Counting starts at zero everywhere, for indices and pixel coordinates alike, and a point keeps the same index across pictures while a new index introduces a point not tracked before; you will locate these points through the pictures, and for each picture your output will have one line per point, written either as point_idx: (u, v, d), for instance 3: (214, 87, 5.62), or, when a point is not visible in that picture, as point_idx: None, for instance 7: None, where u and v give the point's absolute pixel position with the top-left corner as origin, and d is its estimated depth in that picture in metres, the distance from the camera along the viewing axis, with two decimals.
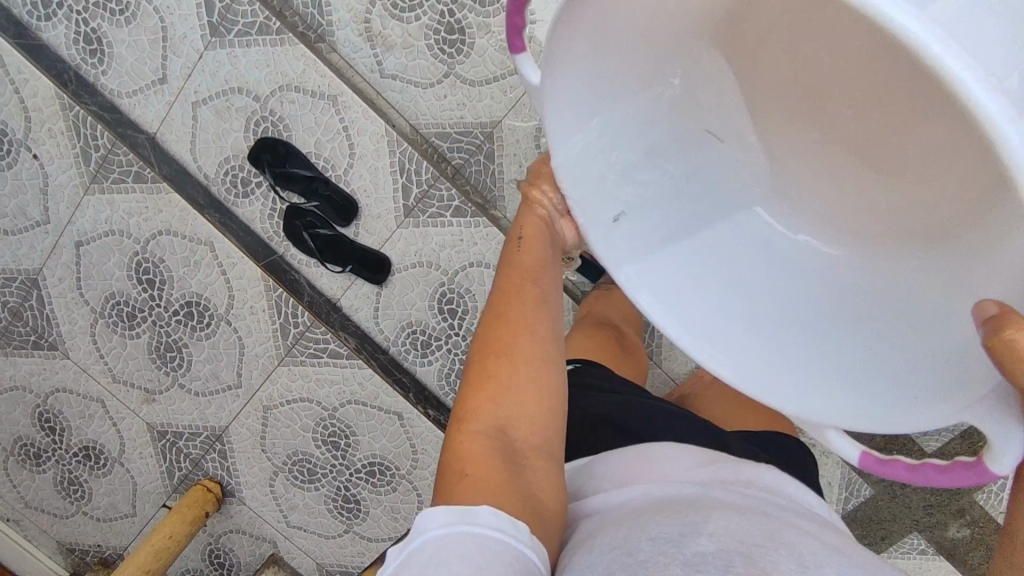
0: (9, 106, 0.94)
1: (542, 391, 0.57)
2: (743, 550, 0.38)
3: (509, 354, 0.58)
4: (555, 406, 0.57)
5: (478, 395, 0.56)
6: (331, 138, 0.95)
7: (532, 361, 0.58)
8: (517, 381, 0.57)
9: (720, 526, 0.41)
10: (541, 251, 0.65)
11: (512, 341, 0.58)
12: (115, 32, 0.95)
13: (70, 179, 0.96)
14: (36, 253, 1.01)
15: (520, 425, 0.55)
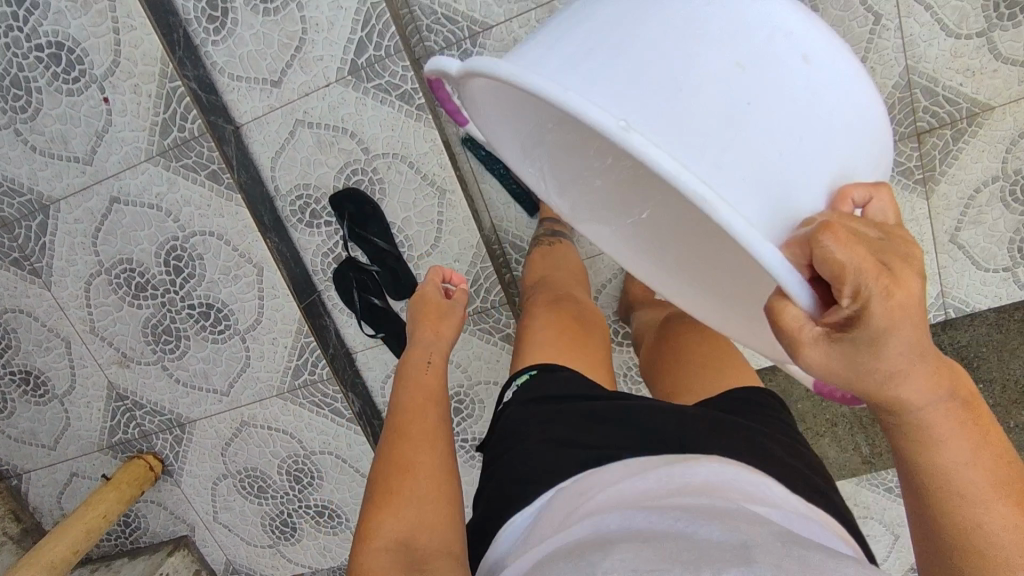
0: (98, 38, 0.83)
1: (435, 484, 0.55)
2: None
3: (409, 469, 0.55)
4: (452, 510, 0.54)
5: (377, 513, 0.53)
6: (422, 222, 0.95)
7: (430, 465, 0.56)
8: (418, 492, 0.54)
9: (617, 564, 0.35)
10: (432, 381, 0.68)
11: (410, 455, 0.57)
12: (247, 15, 0.88)
13: (135, 140, 0.88)
14: (60, 185, 0.92)
15: (421, 530, 0.51)
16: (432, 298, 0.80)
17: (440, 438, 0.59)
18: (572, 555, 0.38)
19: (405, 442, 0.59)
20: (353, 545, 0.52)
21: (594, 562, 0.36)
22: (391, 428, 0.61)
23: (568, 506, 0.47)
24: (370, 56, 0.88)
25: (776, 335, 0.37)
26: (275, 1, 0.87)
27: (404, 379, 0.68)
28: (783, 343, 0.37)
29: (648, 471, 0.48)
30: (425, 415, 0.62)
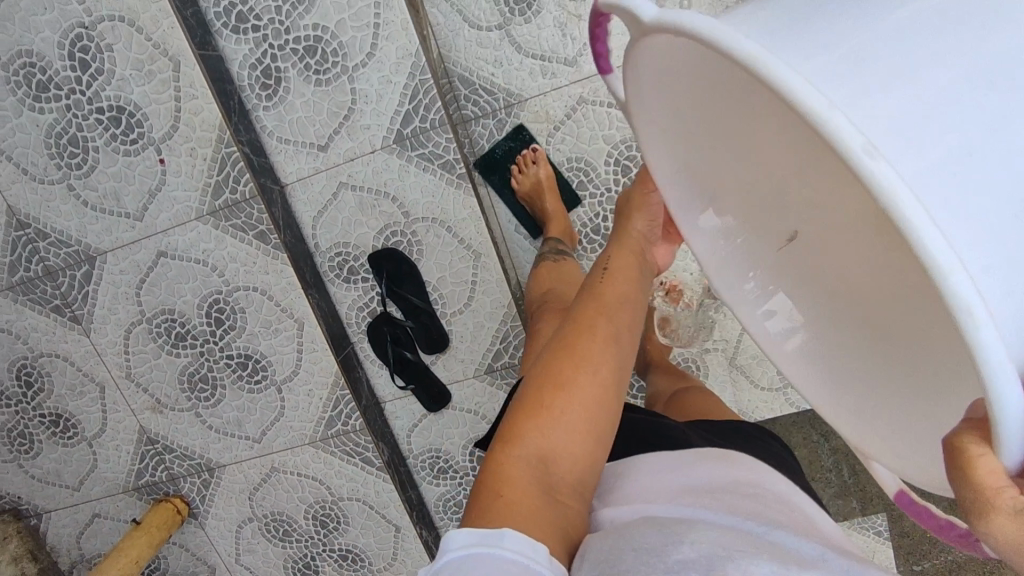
0: (159, 103, 0.87)
1: (593, 420, 0.57)
2: (720, 553, 0.40)
3: (565, 386, 0.57)
4: (596, 447, 0.56)
5: (531, 416, 0.56)
6: (456, 281, 1.00)
7: (588, 398, 0.57)
8: (570, 414, 0.56)
9: (702, 535, 0.42)
10: (623, 289, 0.67)
11: (573, 372, 0.58)
12: (299, 84, 0.93)
13: (187, 199, 0.92)
14: (108, 238, 0.95)
15: (560, 455, 0.55)
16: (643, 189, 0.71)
17: (607, 363, 0.59)
18: (653, 520, 0.47)
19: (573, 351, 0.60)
20: (498, 439, 0.56)
21: (680, 530, 0.43)
22: (579, 331, 0.62)
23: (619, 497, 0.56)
24: (416, 127, 0.94)
25: (953, 476, 0.30)
26: (328, 73, 0.92)
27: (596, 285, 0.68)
28: (968, 499, 0.29)
29: (713, 468, 0.56)
30: (597, 328, 0.62)
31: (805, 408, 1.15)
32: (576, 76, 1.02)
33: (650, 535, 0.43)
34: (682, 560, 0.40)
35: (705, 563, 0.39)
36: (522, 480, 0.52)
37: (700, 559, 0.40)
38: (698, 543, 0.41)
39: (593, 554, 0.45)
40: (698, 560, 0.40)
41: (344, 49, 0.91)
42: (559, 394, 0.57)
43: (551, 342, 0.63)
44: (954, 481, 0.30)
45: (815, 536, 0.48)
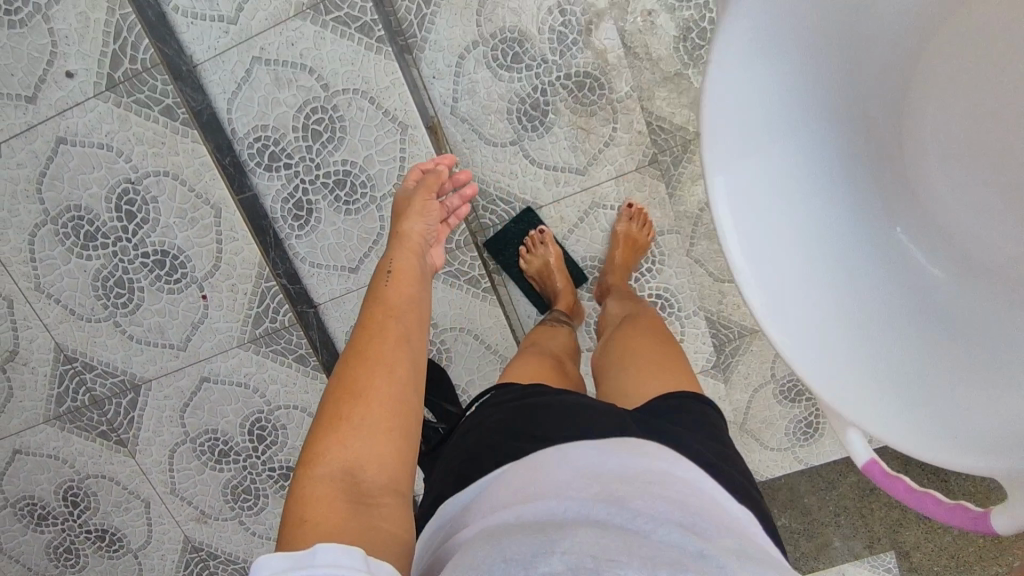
0: (202, 247, 0.92)
1: (395, 418, 0.60)
2: (592, 565, 0.38)
3: (358, 394, 0.60)
4: (402, 441, 0.59)
5: (327, 434, 0.57)
6: (485, 383, 1.06)
7: (390, 399, 0.61)
8: (364, 420, 0.58)
9: (575, 543, 0.40)
10: (409, 300, 0.73)
11: (361, 380, 0.61)
12: (329, 213, 0.96)
13: (228, 329, 0.97)
14: (153, 367, 0.99)
15: (369, 462, 0.56)
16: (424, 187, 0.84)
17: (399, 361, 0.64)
18: (527, 524, 0.45)
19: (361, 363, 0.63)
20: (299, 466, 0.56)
21: (555, 537, 0.41)
22: (359, 348, 0.65)
23: (498, 490, 0.54)
24: (442, 247, 0.99)
25: None
26: (358, 203, 0.96)
27: (376, 292, 0.73)
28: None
29: (596, 453, 0.54)
30: (386, 333, 0.67)
31: (816, 466, 1.21)
32: (586, 182, 1.08)
33: (521, 543, 0.41)
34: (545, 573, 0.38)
35: None
36: (330, 497, 0.52)
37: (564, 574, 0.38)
38: (567, 554, 0.39)
39: (462, 561, 0.43)
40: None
41: (373, 181, 0.95)
42: (356, 405, 0.59)
43: (340, 361, 0.65)
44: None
45: (711, 529, 0.47)
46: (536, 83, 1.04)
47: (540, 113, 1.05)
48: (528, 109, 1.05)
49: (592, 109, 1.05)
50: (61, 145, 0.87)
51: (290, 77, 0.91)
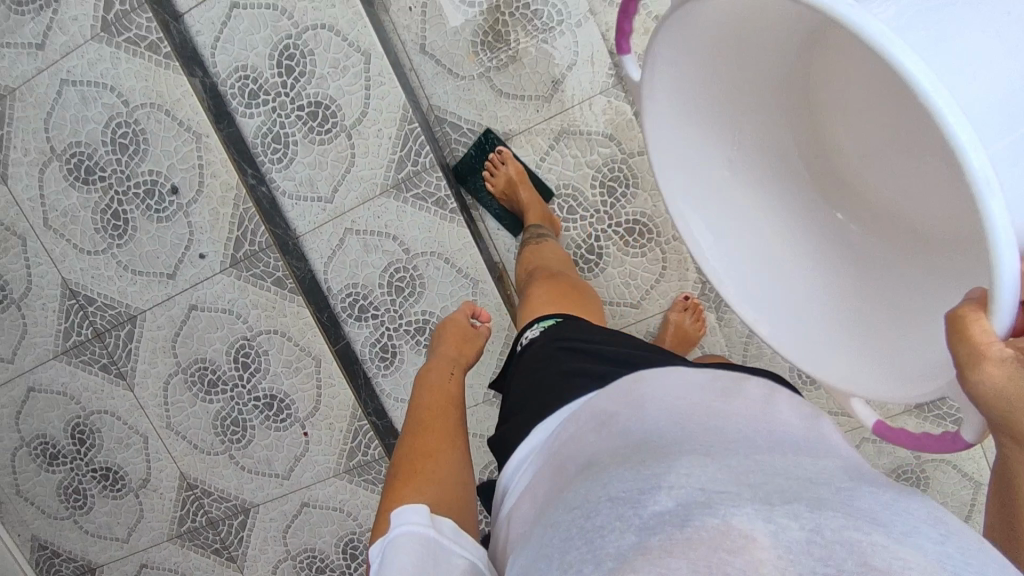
0: (305, 391, 1.07)
1: (459, 477, 0.67)
2: (702, 501, 0.38)
3: (432, 455, 0.69)
4: (466, 496, 0.65)
5: (402, 484, 0.64)
6: None
7: (451, 463, 0.69)
8: (437, 473, 0.66)
9: (682, 477, 0.40)
10: (455, 391, 0.83)
11: (433, 446, 0.71)
12: (412, 355, 1.07)
13: (325, 460, 1.10)
14: (261, 492, 1.13)
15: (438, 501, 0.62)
16: (457, 327, 0.95)
17: (461, 436, 0.74)
18: (626, 458, 0.46)
19: (424, 436, 0.73)
20: (377, 519, 0.62)
21: (657, 474, 0.41)
22: (420, 433, 0.73)
23: (578, 423, 0.56)
24: None
25: (953, 341, 0.42)
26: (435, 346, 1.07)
27: (426, 384, 0.83)
28: (963, 354, 0.41)
29: (670, 375, 0.56)
30: (449, 415, 0.77)
31: None
32: (642, 314, 1.16)
33: (627, 482, 0.41)
34: (658, 514, 0.38)
35: (683, 515, 0.37)
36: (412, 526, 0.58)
37: (676, 510, 0.38)
38: (675, 489, 0.39)
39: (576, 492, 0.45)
40: (673, 511, 0.38)
41: None
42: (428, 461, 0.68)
43: (401, 444, 0.73)
44: (954, 343, 0.42)
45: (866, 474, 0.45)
46: (590, 232, 1.15)
47: (595, 256, 1.16)
48: (583, 254, 1.16)
49: (641, 252, 1.15)
50: (193, 311, 1.05)
51: (377, 244, 1.06)
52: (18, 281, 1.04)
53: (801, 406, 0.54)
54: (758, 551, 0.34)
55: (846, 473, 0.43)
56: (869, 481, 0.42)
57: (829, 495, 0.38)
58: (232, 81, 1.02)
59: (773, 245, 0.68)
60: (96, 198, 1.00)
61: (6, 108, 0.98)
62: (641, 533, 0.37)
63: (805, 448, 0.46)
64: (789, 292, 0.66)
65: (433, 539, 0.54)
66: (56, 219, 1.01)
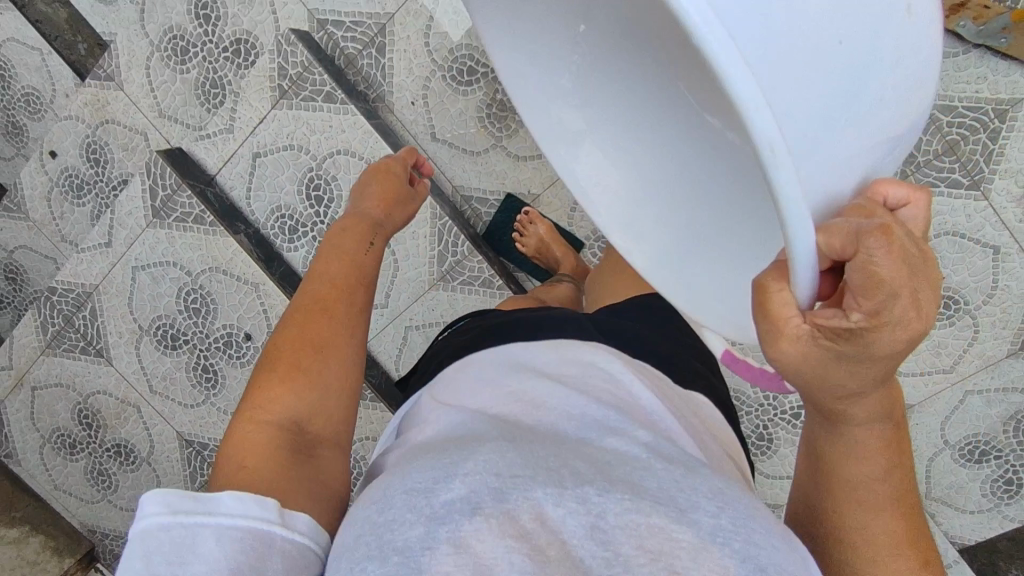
0: None
1: (346, 374, 0.64)
2: (496, 486, 0.39)
3: (320, 346, 0.64)
4: (347, 400, 0.63)
5: (274, 381, 0.61)
6: None
7: (341, 356, 0.65)
8: (322, 375, 0.62)
9: (477, 463, 0.40)
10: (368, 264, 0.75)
11: (322, 331, 0.65)
12: None
13: None
14: None
15: (313, 415, 0.61)
16: (391, 175, 0.84)
17: (359, 322, 0.68)
18: (438, 447, 0.46)
19: (317, 307, 0.67)
20: (238, 409, 0.60)
21: (456, 461, 0.41)
22: (308, 302, 0.67)
23: (429, 401, 0.58)
24: None
25: (755, 312, 0.35)
26: None
27: (332, 239, 0.75)
28: (765, 330, 0.35)
29: (511, 359, 0.58)
30: (351, 291, 0.70)
31: None
32: None
33: (423, 473, 0.41)
34: (449, 501, 0.38)
35: (474, 499, 0.38)
36: (272, 443, 0.57)
37: (467, 496, 0.38)
38: (470, 476, 0.40)
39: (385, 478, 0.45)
40: (463, 499, 0.38)
41: None
42: (312, 356, 0.63)
43: (287, 312, 0.67)
44: (756, 315, 0.35)
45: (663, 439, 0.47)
46: None
47: None
48: None
49: None
50: None
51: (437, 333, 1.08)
52: (142, 442, 1.18)
53: (615, 370, 0.55)
54: (546, 535, 0.37)
55: (646, 447, 0.45)
56: (672, 459, 0.43)
57: (620, 474, 0.41)
58: (272, 222, 1.08)
59: (716, 174, 0.43)
60: (185, 358, 1.10)
61: (95, 302, 1.11)
62: (431, 522, 0.38)
63: (611, 420, 0.48)
64: (707, 244, 0.43)
65: (272, 538, 0.44)
66: (158, 383, 1.13)
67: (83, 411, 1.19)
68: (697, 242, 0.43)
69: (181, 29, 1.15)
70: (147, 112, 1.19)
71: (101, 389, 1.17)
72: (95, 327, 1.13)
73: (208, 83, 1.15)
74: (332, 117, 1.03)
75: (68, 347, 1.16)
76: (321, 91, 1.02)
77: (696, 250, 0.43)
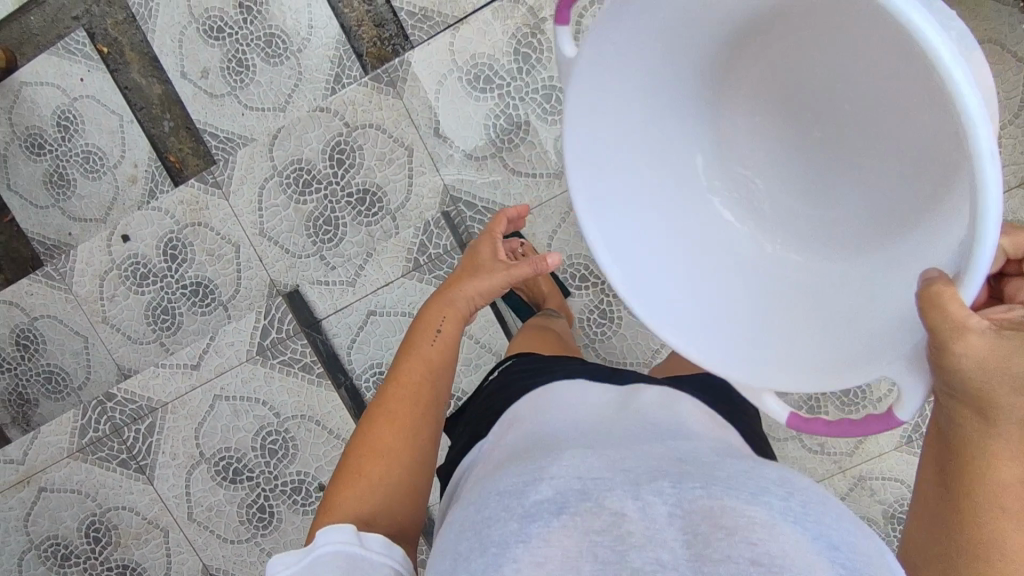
0: None
1: (406, 475, 0.68)
2: (581, 487, 0.47)
3: (378, 451, 0.69)
4: (416, 490, 0.69)
5: (346, 484, 0.66)
6: None
7: (401, 448, 0.70)
8: (385, 472, 0.68)
9: (563, 469, 0.49)
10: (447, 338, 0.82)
11: (382, 436, 0.70)
12: None
13: None
14: None
15: (384, 511, 0.65)
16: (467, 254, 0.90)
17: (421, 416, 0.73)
18: (523, 461, 0.53)
19: (378, 414, 0.72)
20: (318, 516, 0.65)
21: (542, 466, 0.49)
22: (382, 406, 0.73)
23: (506, 428, 0.67)
24: None
25: (928, 310, 0.43)
26: None
27: (409, 345, 0.81)
28: (943, 326, 0.43)
29: (572, 406, 0.66)
30: (417, 390, 0.76)
31: None
32: None
33: (512, 477, 0.50)
34: (538, 501, 0.46)
35: (561, 500, 0.46)
36: None
37: (554, 498, 0.46)
38: (555, 480, 0.47)
39: (474, 496, 0.52)
40: (549, 498, 0.46)
41: None
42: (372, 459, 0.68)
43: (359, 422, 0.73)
44: (928, 313, 0.43)
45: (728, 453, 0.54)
46: None
47: None
48: None
49: None
50: None
51: None
52: (157, 568, 1.10)
53: (671, 410, 0.64)
54: (627, 524, 0.43)
55: (713, 452, 0.54)
56: (729, 458, 0.52)
57: (693, 473, 0.48)
58: (367, 376, 1.08)
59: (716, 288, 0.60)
60: (242, 493, 1.07)
61: (156, 419, 1.07)
62: (522, 520, 0.46)
63: (685, 441, 0.56)
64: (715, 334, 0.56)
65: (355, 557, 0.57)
66: (201, 512, 1.08)
67: (94, 524, 1.10)
68: (711, 334, 0.56)
69: (309, 163, 1.17)
70: (247, 227, 1.18)
71: (128, 505, 1.09)
72: (147, 444, 1.07)
73: (322, 219, 1.16)
74: None
75: (104, 456, 1.08)
76: None
77: (758, 339, 0.56)
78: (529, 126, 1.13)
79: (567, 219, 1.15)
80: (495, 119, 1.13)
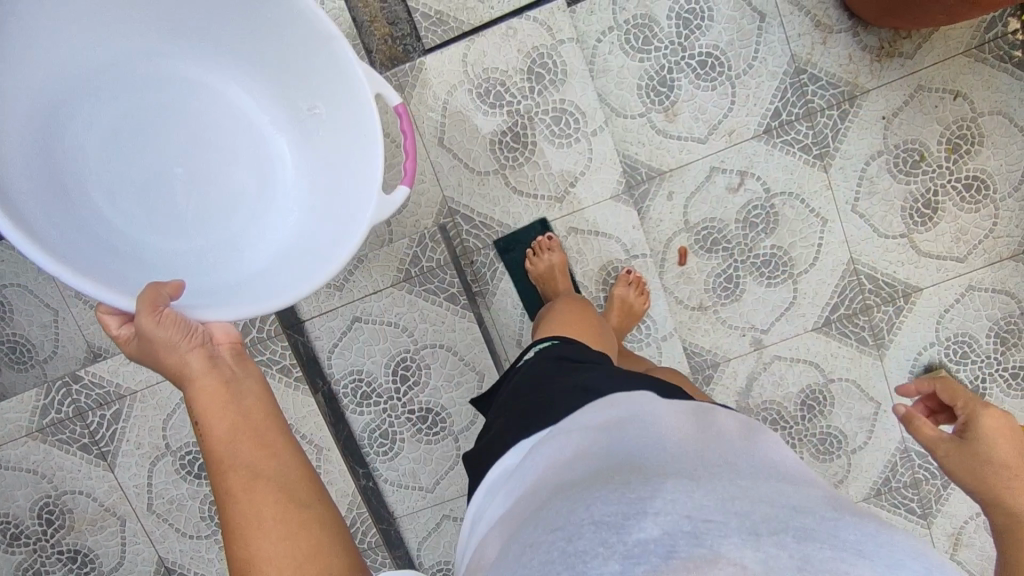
0: None
1: (307, 560, 0.59)
2: (688, 530, 0.41)
3: (255, 562, 0.58)
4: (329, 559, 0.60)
5: None
6: None
7: (280, 535, 0.59)
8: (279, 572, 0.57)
9: (667, 504, 0.42)
10: (231, 373, 0.69)
11: (252, 543, 0.59)
12: None
13: None
14: None
15: None
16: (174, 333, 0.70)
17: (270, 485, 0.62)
18: (608, 479, 0.46)
19: (229, 525, 0.61)
20: None
21: (645, 498, 0.43)
22: (230, 516, 0.61)
23: (574, 422, 0.59)
24: None
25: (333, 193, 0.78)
26: None
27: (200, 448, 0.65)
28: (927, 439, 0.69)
29: (649, 406, 0.58)
30: (239, 472, 0.63)
31: None
32: None
33: (611, 505, 0.43)
34: (642, 541, 0.40)
35: (670, 543, 0.40)
36: None
37: (661, 540, 0.40)
38: (660, 518, 0.42)
39: (554, 510, 0.46)
40: (658, 540, 0.40)
41: None
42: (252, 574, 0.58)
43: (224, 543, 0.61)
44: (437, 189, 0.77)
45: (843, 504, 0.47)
46: None
47: None
48: None
49: None
50: None
51: None
52: (110, 556, 1.07)
53: (756, 434, 0.57)
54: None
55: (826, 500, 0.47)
56: (847, 508, 0.46)
57: (814, 525, 0.42)
58: (347, 383, 1.08)
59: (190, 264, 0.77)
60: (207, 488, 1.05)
61: (123, 406, 1.04)
62: (624, 561, 0.39)
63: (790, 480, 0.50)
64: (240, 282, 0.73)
65: None
66: (162, 504, 1.05)
67: (47, 506, 1.06)
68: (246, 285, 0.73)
69: None
70: None
71: (86, 490, 1.06)
72: (112, 430, 1.05)
73: None
74: (449, 315, 1.06)
75: (64, 438, 1.05)
76: (446, 290, 1.06)
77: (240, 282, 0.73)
78: (536, 147, 1.11)
79: (565, 243, 1.14)
80: (502, 136, 1.12)
